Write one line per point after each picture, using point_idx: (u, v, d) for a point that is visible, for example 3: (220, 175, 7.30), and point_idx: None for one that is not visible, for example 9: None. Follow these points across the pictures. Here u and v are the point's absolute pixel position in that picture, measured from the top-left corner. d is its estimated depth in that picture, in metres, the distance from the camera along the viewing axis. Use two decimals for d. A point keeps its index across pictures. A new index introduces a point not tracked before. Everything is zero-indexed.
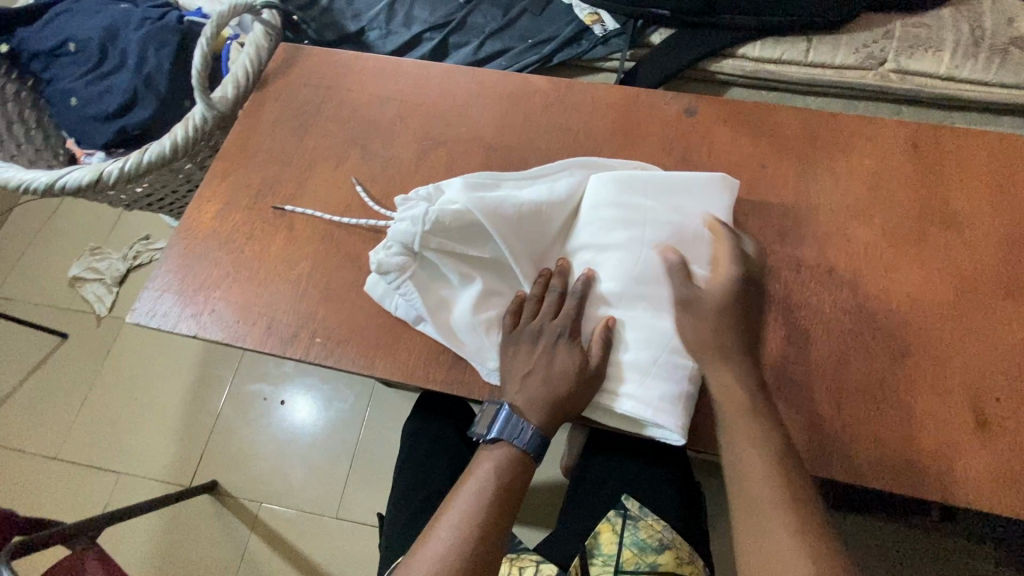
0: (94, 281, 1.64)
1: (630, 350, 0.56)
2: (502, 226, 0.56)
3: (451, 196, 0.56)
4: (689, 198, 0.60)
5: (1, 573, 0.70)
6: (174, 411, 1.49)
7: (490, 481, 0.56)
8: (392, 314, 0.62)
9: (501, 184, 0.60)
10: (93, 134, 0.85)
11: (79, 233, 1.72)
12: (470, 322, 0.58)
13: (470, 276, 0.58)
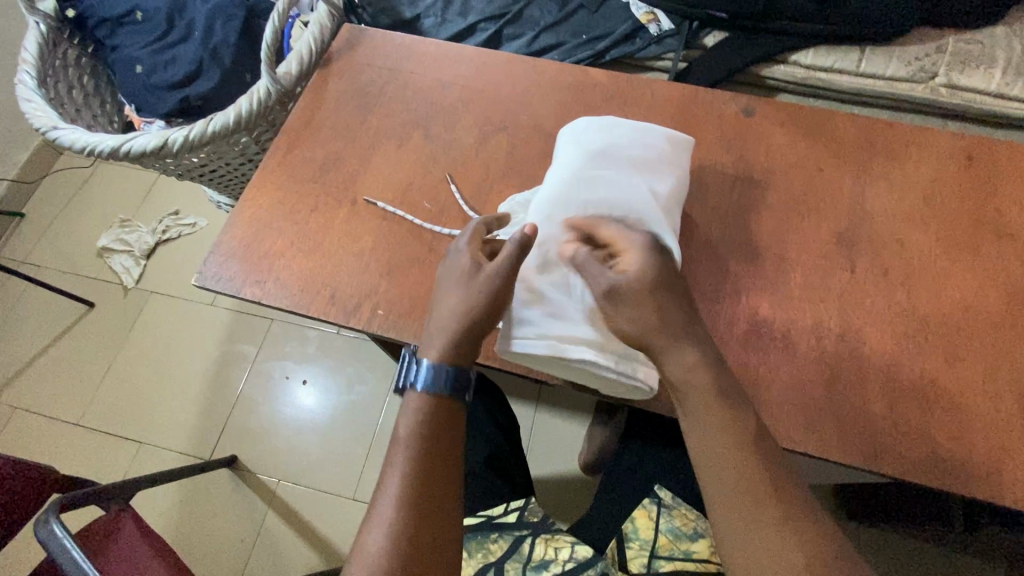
0: (122, 253, 1.66)
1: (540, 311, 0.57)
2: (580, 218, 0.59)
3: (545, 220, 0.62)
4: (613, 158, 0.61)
5: (48, 520, 0.71)
6: (197, 385, 1.51)
7: (418, 441, 0.52)
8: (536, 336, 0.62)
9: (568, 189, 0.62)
10: (155, 103, 0.88)
11: (110, 205, 1.73)
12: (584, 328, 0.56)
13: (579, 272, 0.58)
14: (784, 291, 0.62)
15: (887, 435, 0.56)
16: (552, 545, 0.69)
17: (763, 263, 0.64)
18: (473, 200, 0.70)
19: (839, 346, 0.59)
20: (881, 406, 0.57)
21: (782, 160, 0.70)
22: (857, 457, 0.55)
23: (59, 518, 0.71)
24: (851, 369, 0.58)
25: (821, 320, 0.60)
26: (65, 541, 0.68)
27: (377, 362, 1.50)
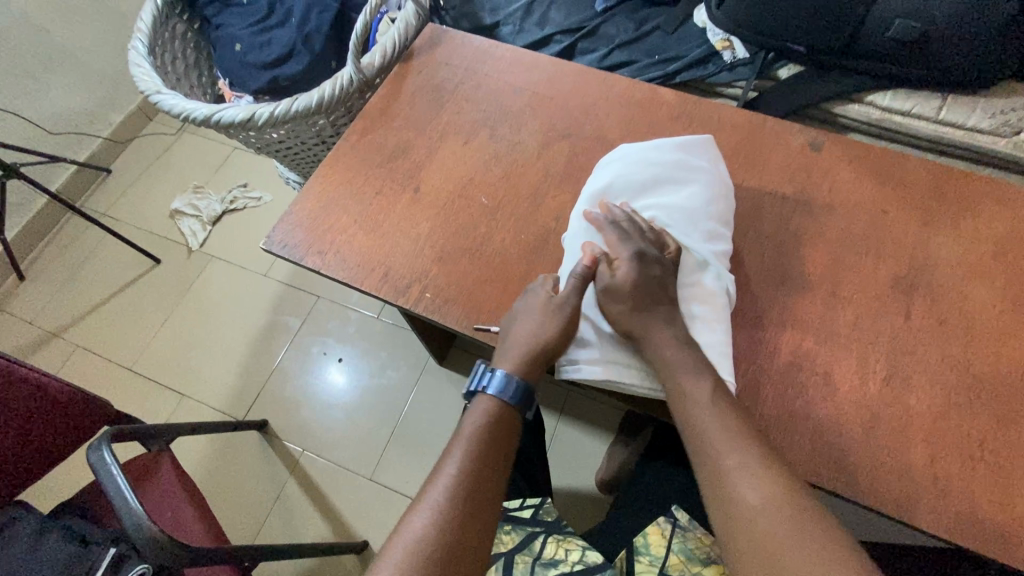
0: (191, 217, 1.77)
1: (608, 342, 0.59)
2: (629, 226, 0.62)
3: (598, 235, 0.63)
4: (656, 180, 0.65)
5: (98, 447, 0.77)
6: (241, 348, 1.59)
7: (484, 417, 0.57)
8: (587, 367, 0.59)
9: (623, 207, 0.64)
10: (247, 80, 0.95)
11: (187, 172, 1.86)
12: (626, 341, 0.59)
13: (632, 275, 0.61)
14: (832, 327, 0.61)
15: (924, 486, 0.54)
16: (563, 546, 0.70)
17: (813, 297, 0.63)
18: (529, 200, 0.72)
19: (882, 391, 0.58)
20: (920, 455, 0.55)
21: (844, 198, 0.69)
22: (887, 504, 0.53)
23: (109, 446, 0.76)
24: (893, 415, 0.57)
25: (864, 360, 0.59)
26: (112, 467, 0.73)
27: (411, 353, 1.54)
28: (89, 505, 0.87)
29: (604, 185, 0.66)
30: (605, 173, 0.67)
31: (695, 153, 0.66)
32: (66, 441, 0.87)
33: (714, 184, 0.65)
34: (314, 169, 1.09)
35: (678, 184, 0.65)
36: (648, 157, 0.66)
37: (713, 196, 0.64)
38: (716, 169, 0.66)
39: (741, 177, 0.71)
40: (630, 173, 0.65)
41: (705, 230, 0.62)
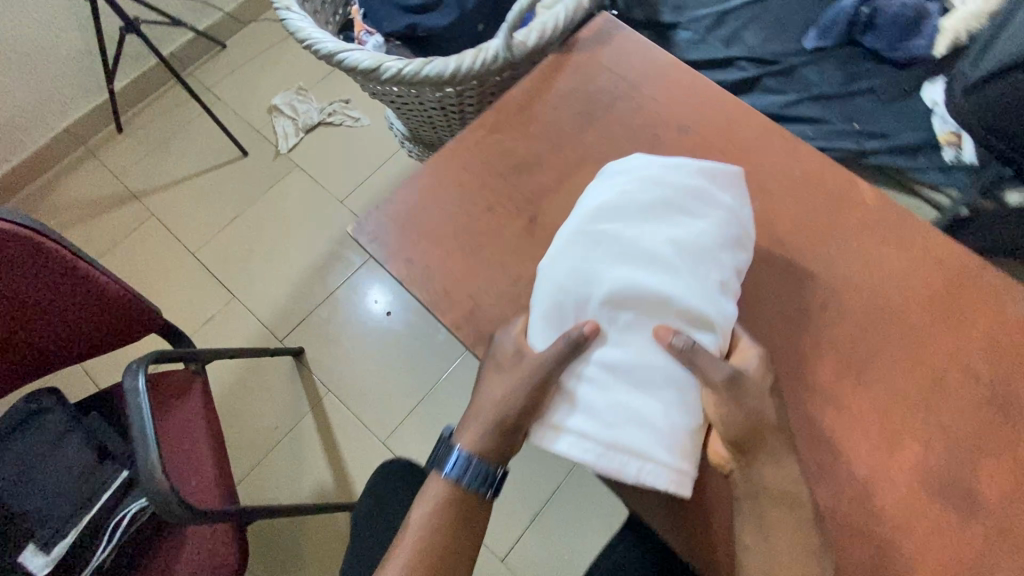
0: (287, 118, 1.73)
1: (580, 415, 0.51)
2: (617, 261, 0.54)
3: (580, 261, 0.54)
4: (664, 209, 0.56)
5: (133, 371, 0.74)
6: (299, 268, 1.56)
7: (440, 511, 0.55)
8: (555, 439, 0.51)
9: (616, 231, 0.55)
10: (382, 19, 0.83)
11: (295, 69, 1.80)
12: (602, 415, 0.50)
13: (611, 328, 0.52)
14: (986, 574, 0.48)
15: None
16: None
17: (974, 525, 0.50)
18: None
19: None
20: None
21: None
22: None
23: (144, 373, 0.74)
24: None
25: None
26: (139, 399, 0.71)
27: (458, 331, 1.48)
28: (114, 412, 0.87)
29: (593, 198, 0.58)
30: (604, 184, 0.59)
31: (711, 179, 0.57)
32: (106, 339, 0.86)
33: (728, 223, 0.56)
34: (424, 129, 0.99)
35: (690, 217, 0.55)
36: (656, 173, 0.57)
37: (725, 242, 0.55)
38: (737, 208, 0.57)
39: (928, 335, 0.56)
40: (626, 186, 0.57)
41: (704, 279, 0.53)
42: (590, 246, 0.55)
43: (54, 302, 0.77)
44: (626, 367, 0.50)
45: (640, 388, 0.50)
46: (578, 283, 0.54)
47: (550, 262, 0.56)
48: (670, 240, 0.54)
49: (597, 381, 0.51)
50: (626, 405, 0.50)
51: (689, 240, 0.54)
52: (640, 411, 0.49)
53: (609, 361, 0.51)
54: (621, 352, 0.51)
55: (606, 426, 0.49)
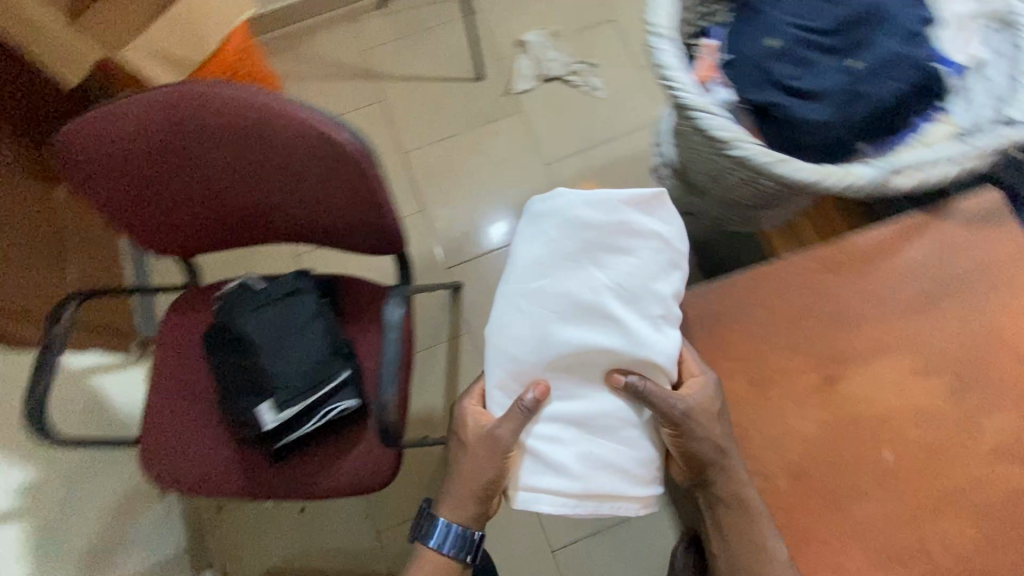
0: (530, 60, 1.74)
1: (544, 478, 0.70)
2: (581, 319, 0.70)
3: (524, 354, 0.71)
4: (614, 253, 0.70)
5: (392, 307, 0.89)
6: (486, 209, 1.62)
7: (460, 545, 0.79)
8: (535, 500, 0.71)
9: (589, 295, 0.69)
10: (746, 82, 0.89)
11: (556, 15, 1.80)
12: (564, 473, 0.70)
13: (564, 393, 0.71)
14: None
15: None
16: None
17: None
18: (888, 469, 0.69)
19: None
20: None
21: None
22: None
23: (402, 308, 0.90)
24: None
25: None
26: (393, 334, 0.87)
27: None
28: (343, 296, 1.02)
29: (557, 247, 0.71)
30: (565, 216, 0.71)
31: (641, 212, 0.71)
32: (344, 250, 0.93)
33: (636, 241, 0.71)
34: (705, 177, 0.97)
35: (619, 250, 0.71)
36: (582, 221, 0.70)
37: (654, 263, 0.71)
38: (660, 226, 0.72)
39: None
40: (552, 237, 0.71)
41: (647, 315, 0.70)
42: (558, 311, 0.70)
43: (336, 208, 0.84)
44: (591, 429, 0.70)
45: (597, 442, 0.70)
46: (544, 330, 0.70)
47: (519, 309, 0.71)
48: (608, 280, 0.70)
49: (557, 445, 0.70)
50: (589, 454, 0.70)
51: (628, 282, 0.70)
52: (595, 445, 0.70)
53: (564, 426, 0.71)
54: (562, 403, 0.71)
55: (572, 474, 0.70)
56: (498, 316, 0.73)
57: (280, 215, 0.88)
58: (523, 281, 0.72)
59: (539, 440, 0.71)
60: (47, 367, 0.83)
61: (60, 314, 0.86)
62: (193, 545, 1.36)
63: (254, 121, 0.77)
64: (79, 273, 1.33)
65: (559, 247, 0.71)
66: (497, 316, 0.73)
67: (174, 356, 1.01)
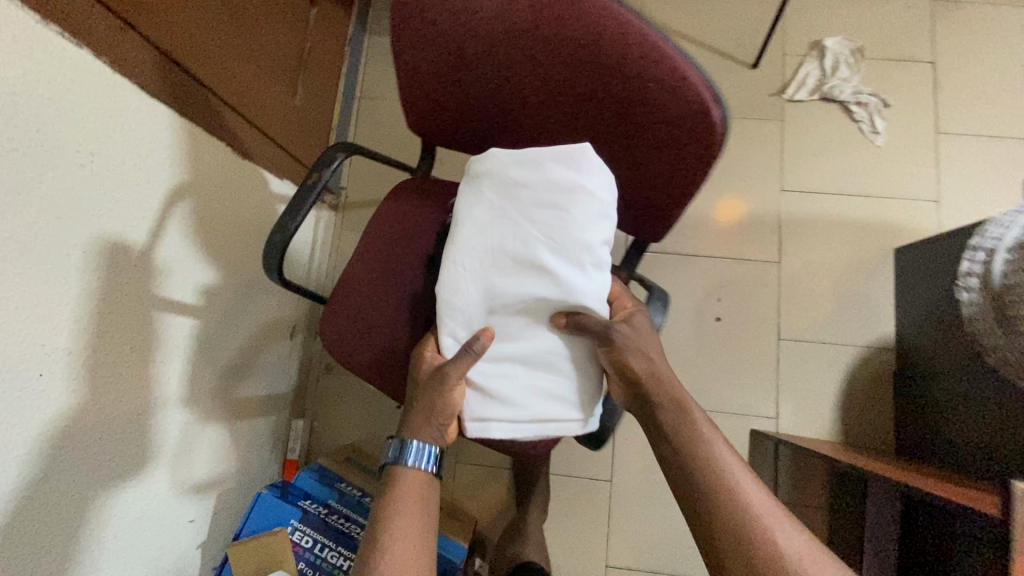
0: (819, 68, 1.50)
1: (500, 403, 0.78)
2: (489, 271, 0.76)
3: (474, 283, 0.76)
4: (527, 176, 0.74)
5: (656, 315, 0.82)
6: (695, 208, 1.47)
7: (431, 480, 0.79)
8: (494, 427, 0.79)
9: (512, 248, 0.74)
10: None
11: (870, 28, 1.53)
12: (517, 398, 0.78)
13: (490, 323, 0.78)
14: None
15: None
16: None
17: None
18: None
19: None
20: None
21: None
22: None
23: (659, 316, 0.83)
24: None
25: None
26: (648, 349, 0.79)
27: (755, 391, 1.40)
28: None
29: (478, 215, 0.75)
30: (483, 194, 0.75)
31: (563, 170, 0.73)
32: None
33: (571, 198, 0.72)
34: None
35: (545, 193, 0.73)
36: (515, 188, 0.74)
37: (577, 200, 0.72)
38: (579, 179, 0.73)
39: None
40: (491, 200, 0.75)
41: (577, 271, 0.73)
42: (481, 268, 0.76)
43: (635, 176, 0.75)
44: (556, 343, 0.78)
45: (525, 373, 0.79)
46: (492, 280, 0.76)
47: (465, 268, 0.76)
48: (540, 235, 0.73)
49: (504, 371, 0.79)
50: (528, 385, 0.79)
51: (554, 233, 0.72)
52: (540, 379, 0.79)
53: (507, 350, 0.78)
54: (513, 344, 0.78)
55: (529, 401, 0.79)
56: (456, 259, 0.76)
57: (567, 148, 0.79)
58: (467, 241, 0.76)
59: (489, 373, 0.78)
60: (305, 207, 0.76)
61: (335, 160, 0.79)
62: (296, 390, 1.41)
63: (629, 55, 0.64)
64: (302, 98, 1.31)
65: (478, 219, 0.75)
66: (460, 276, 0.76)
67: (387, 235, 0.97)
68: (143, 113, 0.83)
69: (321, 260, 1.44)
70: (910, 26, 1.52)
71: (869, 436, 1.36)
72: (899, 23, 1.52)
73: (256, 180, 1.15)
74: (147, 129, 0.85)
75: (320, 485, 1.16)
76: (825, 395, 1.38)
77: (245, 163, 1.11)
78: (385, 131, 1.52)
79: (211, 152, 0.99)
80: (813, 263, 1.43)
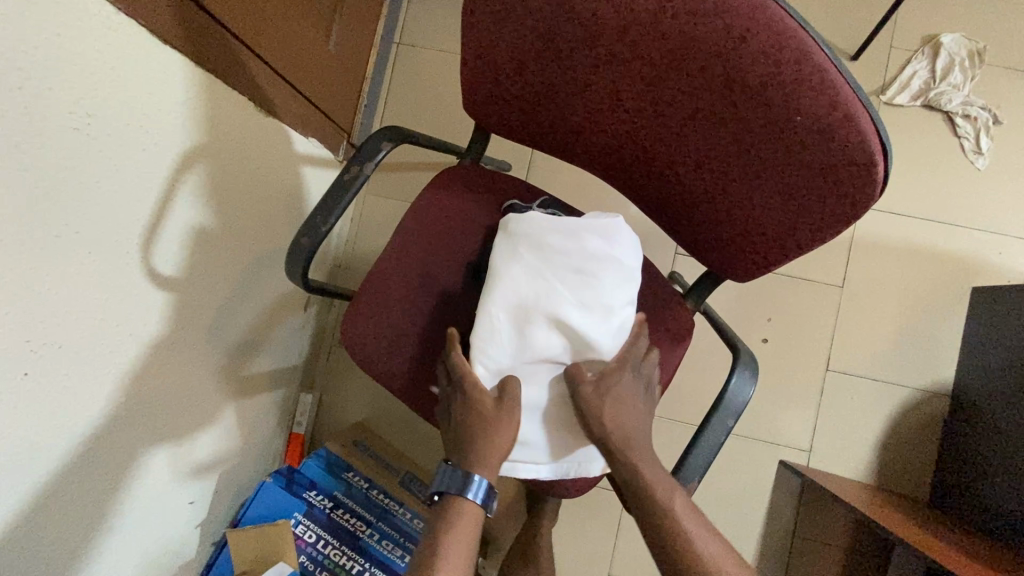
0: (927, 70, 1.31)
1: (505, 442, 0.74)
2: (514, 323, 0.70)
3: (502, 331, 0.70)
4: (564, 235, 0.71)
5: (743, 387, 0.71)
6: None
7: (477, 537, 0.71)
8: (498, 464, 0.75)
9: (541, 302, 0.69)
10: None
11: (997, 28, 1.31)
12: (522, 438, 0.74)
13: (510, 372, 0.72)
14: None
15: None
16: None
17: None
18: None
19: None
20: None
21: None
22: None
23: (750, 388, 0.72)
24: None
25: None
26: (730, 421, 0.71)
27: (792, 422, 1.31)
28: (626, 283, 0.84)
29: (515, 276, 0.70)
30: (518, 255, 0.71)
31: (600, 239, 0.71)
32: (681, 241, 0.72)
33: (607, 266, 0.70)
34: None
35: (581, 256, 0.70)
36: (551, 250, 0.70)
37: (611, 266, 0.71)
38: (616, 252, 0.71)
39: None
40: (524, 255, 0.71)
41: (605, 332, 0.70)
42: (510, 322, 0.71)
43: (741, 219, 0.62)
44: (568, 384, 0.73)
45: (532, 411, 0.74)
46: (520, 337, 0.70)
47: (493, 322, 0.71)
48: (573, 297, 0.69)
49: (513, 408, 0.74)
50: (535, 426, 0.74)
51: (587, 295, 0.69)
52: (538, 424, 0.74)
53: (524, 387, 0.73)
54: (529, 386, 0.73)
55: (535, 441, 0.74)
56: (483, 316, 0.71)
57: (659, 168, 0.65)
58: (498, 296, 0.70)
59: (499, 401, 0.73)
60: (339, 207, 0.65)
61: (379, 151, 0.67)
62: (306, 362, 1.33)
63: (776, 78, 0.49)
64: (336, 43, 1.14)
65: (511, 279, 0.70)
66: (489, 330, 0.71)
67: (426, 231, 0.85)
68: (152, 62, 0.69)
69: (342, 226, 1.32)
70: None
71: (906, 483, 1.28)
72: None
73: (279, 138, 1.01)
74: (154, 80, 0.70)
75: (328, 476, 1.11)
76: (867, 435, 1.29)
77: (269, 120, 0.97)
78: (425, 87, 1.36)
79: (229, 107, 0.85)
80: (879, 293, 1.30)
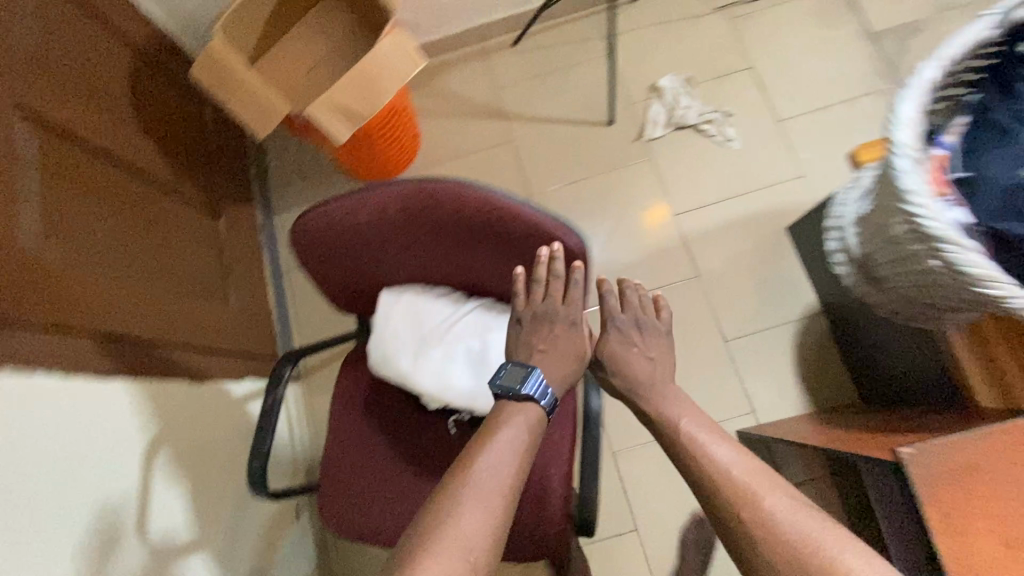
0: (663, 105, 1.73)
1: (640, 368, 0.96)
2: (441, 377, 0.91)
3: (440, 386, 0.91)
4: (388, 325, 0.92)
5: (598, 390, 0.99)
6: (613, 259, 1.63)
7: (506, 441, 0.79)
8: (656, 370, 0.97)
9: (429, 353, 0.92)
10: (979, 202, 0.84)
11: (691, 57, 1.78)
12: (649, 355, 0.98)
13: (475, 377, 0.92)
14: None
15: None
16: None
17: None
18: None
19: None
20: None
21: None
22: None
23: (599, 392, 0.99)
24: None
25: None
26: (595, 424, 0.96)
27: (726, 394, 1.51)
28: None
29: (412, 370, 0.92)
30: (398, 364, 0.93)
31: (396, 306, 0.92)
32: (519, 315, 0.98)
33: (414, 304, 0.92)
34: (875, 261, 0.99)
35: (402, 321, 0.92)
36: (400, 341, 0.93)
37: (413, 301, 0.92)
38: (406, 294, 0.93)
39: None
40: (395, 359, 0.93)
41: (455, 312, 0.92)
42: (445, 383, 0.91)
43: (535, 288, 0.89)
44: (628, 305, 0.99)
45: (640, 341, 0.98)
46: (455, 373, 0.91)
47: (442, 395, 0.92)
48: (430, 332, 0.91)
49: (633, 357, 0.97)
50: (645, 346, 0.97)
51: (431, 319, 0.91)
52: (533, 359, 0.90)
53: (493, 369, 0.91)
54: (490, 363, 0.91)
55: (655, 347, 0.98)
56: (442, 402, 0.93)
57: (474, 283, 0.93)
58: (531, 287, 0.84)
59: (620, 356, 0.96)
60: (270, 426, 0.87)
61: (282, 375, 0.91)
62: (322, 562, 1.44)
63: (483, 217, 0.77)
64: (235, 298, 1.42)
65: (414, 370, 0.92)
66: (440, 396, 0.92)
67: (350, 408, 1.06)
68: (100, 396, 0.92)
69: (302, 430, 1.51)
70: (719, 45, 1.78)
71: (836, 393, 1.49)
72: (711, 45, 1.78)
73: (218, 391, 1.23)
74: (109, 407, 0.93)
75: None
76: (784, 373, 1.51)
77: (202, 385, 1.19)
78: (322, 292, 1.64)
79: (170, 393, 1.08)
80: (727, 263, 1.59)
